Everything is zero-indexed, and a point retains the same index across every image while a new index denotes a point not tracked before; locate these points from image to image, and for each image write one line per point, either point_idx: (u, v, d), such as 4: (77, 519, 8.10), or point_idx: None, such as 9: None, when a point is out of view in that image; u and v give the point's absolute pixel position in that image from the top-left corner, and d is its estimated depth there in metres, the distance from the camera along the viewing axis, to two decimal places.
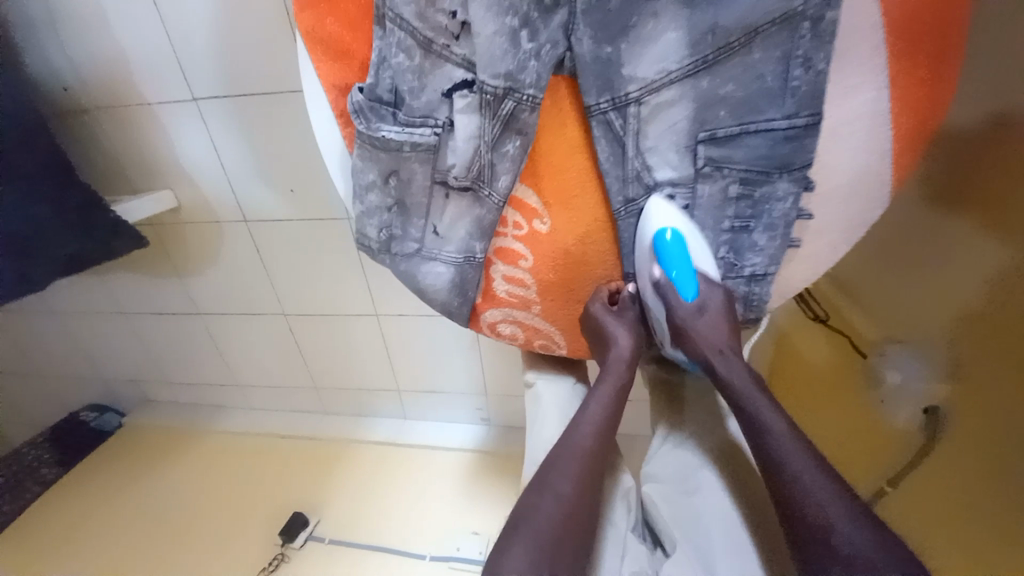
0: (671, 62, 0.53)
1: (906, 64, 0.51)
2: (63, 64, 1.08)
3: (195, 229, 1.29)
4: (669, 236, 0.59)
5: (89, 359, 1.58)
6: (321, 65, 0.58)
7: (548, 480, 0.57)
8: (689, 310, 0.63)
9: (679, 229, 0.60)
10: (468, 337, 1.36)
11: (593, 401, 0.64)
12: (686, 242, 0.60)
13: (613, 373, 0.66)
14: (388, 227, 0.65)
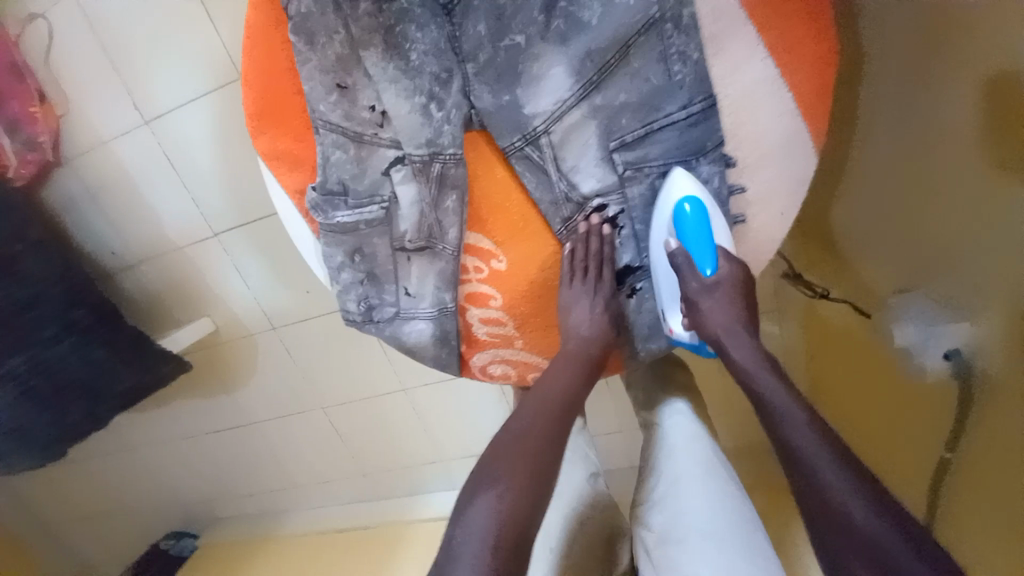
0: (563, 92, 0.59)
1: (778, 28, 0.54)
2: (111, 233, 1.31)
3: (234, 346, 1.43)
4: (688, 207, 0.58)
5: (165, 485, 1.72)
6: (283, 176, 0.67)
7: (504, 451, 0.57)
8: (701, 287, 0.61)
9: (699, 199, 0.59)
10: (493, 390, 1.38)
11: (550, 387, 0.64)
12: (706, 212, 0.59)
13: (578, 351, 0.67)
14: (366, 298, 0.72)
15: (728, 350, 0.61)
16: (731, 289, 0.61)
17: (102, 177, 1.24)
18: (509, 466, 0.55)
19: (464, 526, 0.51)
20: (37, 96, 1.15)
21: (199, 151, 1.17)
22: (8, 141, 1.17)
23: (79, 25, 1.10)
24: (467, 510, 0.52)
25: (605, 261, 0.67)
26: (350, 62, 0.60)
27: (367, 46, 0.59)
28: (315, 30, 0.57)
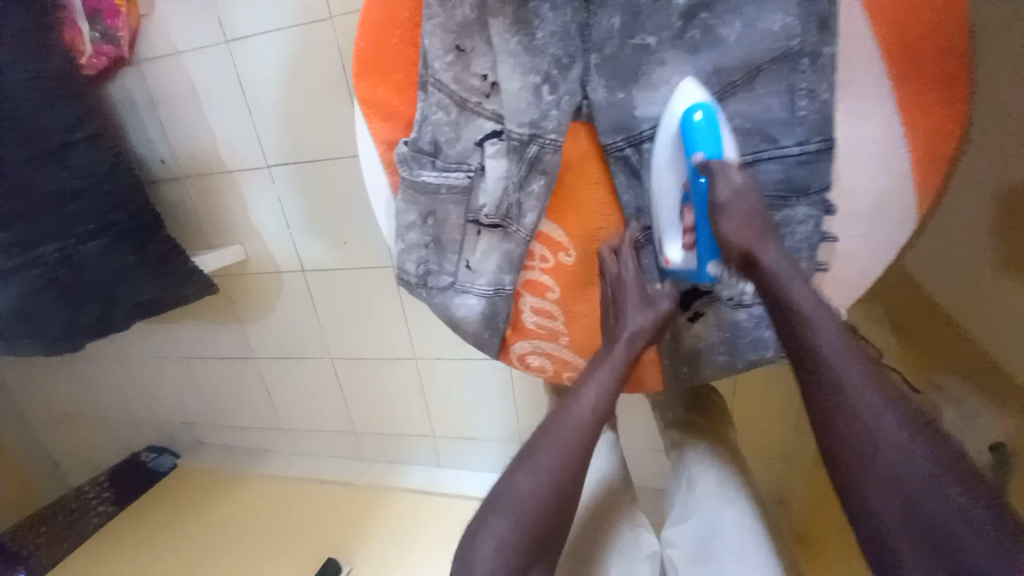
0: None
1: (909, 76, 0.52)
2: (164, 142, 1.30)
3: (258, 279, 1.43)
4: (699, 116, 0.54)
5: (156, 400, 1.72)
6: (375, 125, 0.66)
7: (528, 463, 0.54)
8: (723, 190, 0.54)
9: (710, 107, 0.55)
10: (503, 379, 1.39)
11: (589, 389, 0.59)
12: (716, 121, 0.54)
13: (614, 356, 0.61)
14: (425, 263, 0.72)
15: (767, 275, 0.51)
16: (750, 196, 0.54)
17: (169, 83, 1.23)
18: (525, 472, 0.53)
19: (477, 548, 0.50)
20: None
21: (272, 80, 1.17)
22: (86, 27, 1.08)
23: None
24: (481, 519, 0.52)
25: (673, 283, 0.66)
26: (474, 27, 0.59)
27: (496, 14, 0.58)
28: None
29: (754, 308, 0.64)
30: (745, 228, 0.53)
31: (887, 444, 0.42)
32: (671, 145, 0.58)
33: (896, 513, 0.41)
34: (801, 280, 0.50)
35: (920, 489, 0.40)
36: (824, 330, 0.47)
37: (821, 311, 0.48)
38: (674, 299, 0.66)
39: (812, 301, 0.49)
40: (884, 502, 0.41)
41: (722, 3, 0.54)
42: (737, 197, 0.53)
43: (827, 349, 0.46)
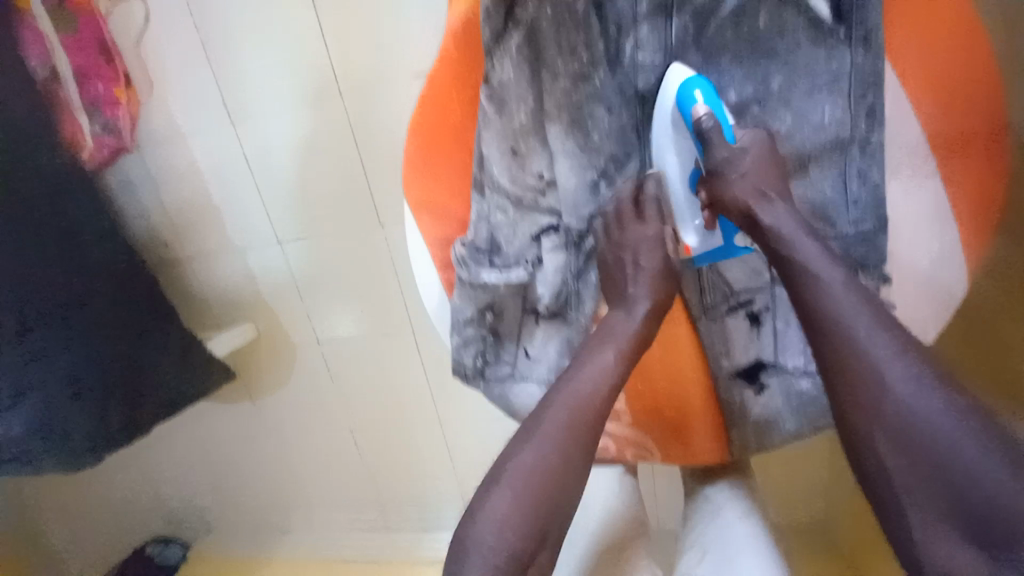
0: None
1: (958, 159, 0.54)
2: (166, 226, 1.26)
3: (271, 355, 1.37)
4: (700, 95, 0.55)
5: (162, 488, 1.61)
6: (426, 226, 0.66)
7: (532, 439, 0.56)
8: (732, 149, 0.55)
9: (709, 85, 0.56)
10: None
11: (591, 362, 0.59)
12: (719, 100, 0.56)
13: (616, 329, 0.62)
14: (483, 354, 0.70)
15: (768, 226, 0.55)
16: (761, 154, 0.55)
17: (169, 168, 1.19)
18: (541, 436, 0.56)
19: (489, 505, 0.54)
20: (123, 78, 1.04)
21: (283, 160, 1.15)
22: (86, 120, 1.00)
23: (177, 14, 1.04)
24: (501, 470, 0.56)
25: (738, 356, 0.66)
26: (530, 132, 0.59)
27: (553, 120, 0.59)
28: (507, 100, 0.56)
29: (818, 374, 0.65)
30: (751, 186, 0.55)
31: (895, 385, 0.47)
32: (669, 122, 0.59)
33: (894, 445, 0.46)
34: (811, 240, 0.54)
35: (927, 425, 0.45)
36: (836, 281, 0.51)
37: (829, 262, 0.52)
38: (740, 370, 0.67)
39: (822, 254, 0.53)
40: (886, 434, 0.47)
41: (771, 100, 0.55)
42: (738, 156, 0.55)
43: (837, 296, 0.50)
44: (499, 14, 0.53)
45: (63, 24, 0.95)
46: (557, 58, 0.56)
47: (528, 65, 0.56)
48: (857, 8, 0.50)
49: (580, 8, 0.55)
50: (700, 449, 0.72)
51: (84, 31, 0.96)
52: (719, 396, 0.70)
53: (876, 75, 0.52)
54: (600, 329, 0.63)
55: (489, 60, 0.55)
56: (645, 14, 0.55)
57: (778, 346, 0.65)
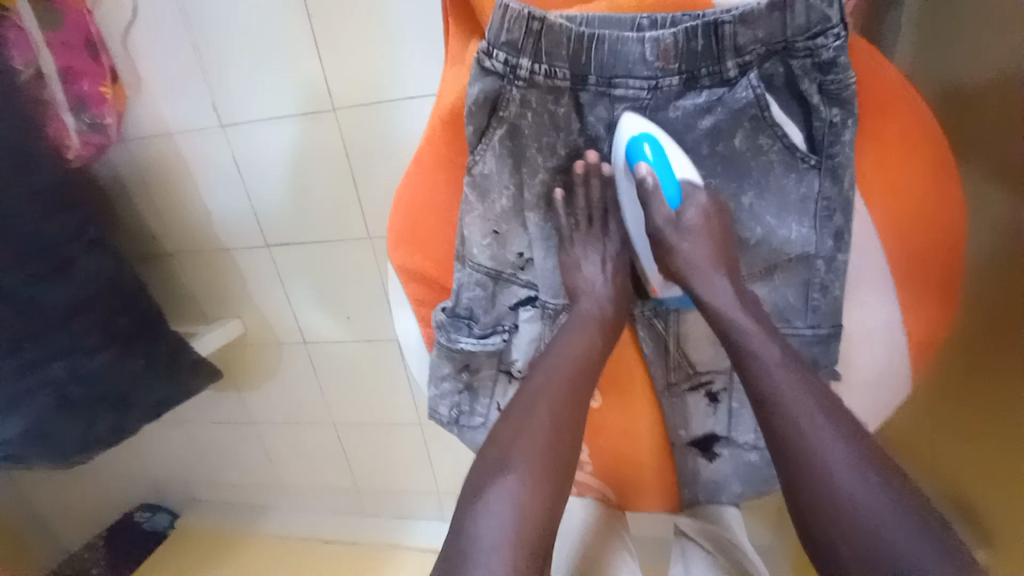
0: (720, 287, 0.59)
1: (918, 282, 0.57)
2: (153, 218, 1.26)
3: (258, 349, 1.40)
4: (647, 147, 0.57)
5: (152, 461, 1.67)
6: (409, 287, 0.69)
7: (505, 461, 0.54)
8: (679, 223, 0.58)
9: (656, 138, 0.57)
10: None
11: (564, 336, 0.62)
12: (664, 151, 0.57)
13: (584, 308, 0.64)
14: (457, 406, 0.72)
15: (712, 312, 0.58)
16: (710, 230, 0.58)
17: (158, 163, 1.19)
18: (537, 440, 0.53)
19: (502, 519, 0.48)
20: (109, 75, 1.06)
21: (273, 167, 1.14)
22: (72, 120, 1.03)
23: (168, 11, 1.02)
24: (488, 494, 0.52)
25: (693, 427, 0.71)
26: (511, 215, 0.63)
27: (532, 207, 0.63)
28: (489, 188, 0.61)
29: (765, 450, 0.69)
30: (707, 256, 0.59)
31: (827, 447, 0.49)
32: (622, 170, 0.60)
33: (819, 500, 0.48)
34: (761, 329, 0.56)
35: (858, 491, 0.47)
36: (767, 347, 0.55)
37: (763, 335, 0.56)
38: (694, 440, 0.72)
39: (757, 327, 0.57)
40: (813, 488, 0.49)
41: (743, 213, 0.60)
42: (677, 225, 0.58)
43: (767, 363, 0.54)
44: (480, 113, 0.58)
45: (46, 22, 0.98)
46: (536, 154, 0.61)
47: (509, 156, 0.61)
48: (832, 144, 0.55)
49: (560, 111, 0.59)
50: (652, 498, 0.78)
51: (70, 28, 1.00)
52: (673, 459, 0.74)
53: (843, 202, 0.56)
54: (567, 309, 0.64)
55: (471, 153, 0.60)
56: (622, 120, 0.59)
57: (731, 423, 0.70)
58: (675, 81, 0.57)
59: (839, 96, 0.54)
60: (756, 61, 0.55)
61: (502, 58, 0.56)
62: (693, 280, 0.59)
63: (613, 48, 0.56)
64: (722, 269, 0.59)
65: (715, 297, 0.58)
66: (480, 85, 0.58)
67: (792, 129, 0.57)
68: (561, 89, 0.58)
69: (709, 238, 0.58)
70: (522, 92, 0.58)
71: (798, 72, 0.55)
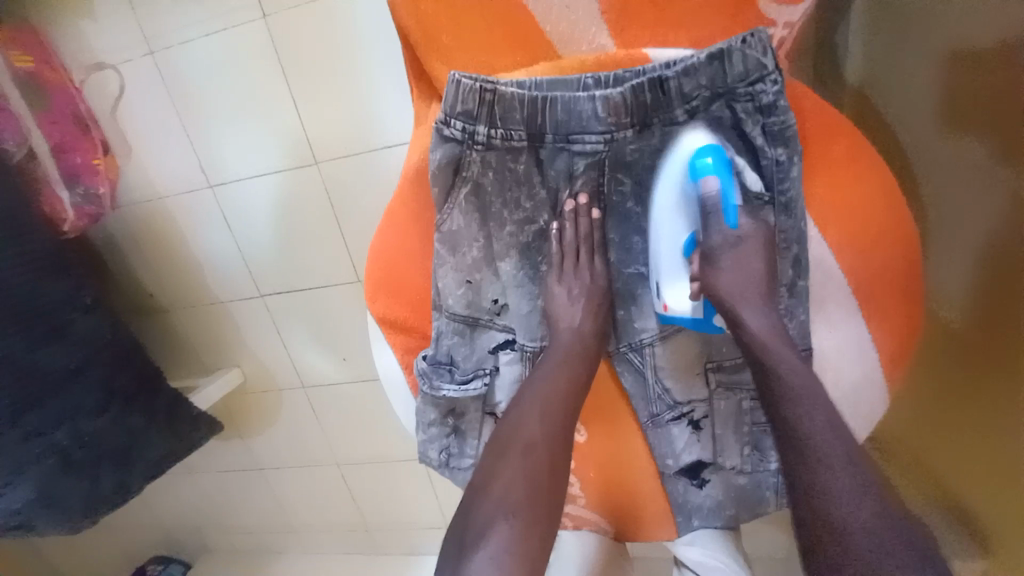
0: (743, 300, 0.57)
1: (884, 304, 0.58)
2: (149, 275, 1.30)
3: (258, 395, 1.42)
4: (710, 160, 0.56)
5: (160, 512, 1.68)
6: (391, 336, 0.71)
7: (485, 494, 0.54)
8: (729, 238, 0.57)
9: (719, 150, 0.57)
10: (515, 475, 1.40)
11: (542, 376, 0.61)
12: (728, 164, 0.57)
13: (560, 343, 0.64)
14: (446, 448, 0.73)
15: (740, 325, 0.57)
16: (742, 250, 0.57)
17: (151, 223, 1.23)
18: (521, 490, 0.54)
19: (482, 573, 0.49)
20: (101, 147, 1.12)
21: (260, 219, 1.17)
22: (65, 193, 1.08)
23: (153, 83, 1.08)
24: (475, 539, 0.51)
25: (680, 455, 0.72)
26: (483, 265, 0.65)
27: (504, 257, 0.66)
28: (459, 241, 0.63)
29: (752, 473, 0.70)
30: (736, 279, 0.56)
31: (827, 454, 0.49)
32: (681, 184, 0.59)
33: (817, 500, 0.48)
34: (787, 344, 0.56)
35: (842, 495, 0.47)
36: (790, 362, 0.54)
37: (787, 350, 0.55)
38: (682, 468, 0.72)
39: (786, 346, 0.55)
40: (812, 493, 0.49)
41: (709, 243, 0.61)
42: (729, 245, 0.57)
43: (786, 376, 0.54)
44: (444, 176, 0.61)
45: (36, 104, 1.04)
46: (501, 209, 0.63)
47: (476, 211, 0.63)
48: (782, 180, 0.57)
49: (520, 167, 0.62)
50: (650, 529, 0.77)
51: (55, 106, 1.05)
52: (665, 488, 0.74)
53: (798, 234, 0.58)
54: (546, 346, 0.65)
55: (438, 213, 0.62)
56: (581, 170, 0.62)
57: (717, 448, 0.71)
58: (629, 133, 0.59)
59: (782, 136, 0.56)
60: (702, 106, 0.58)
61: (460, 126, 0.59)
62: (739, 304, 0.56)
63: (566, 107, 0.58)
64: (761, 295, 0.57)
65: (745, 307, 0.56)
66: (441, 152, 0.60)
67: (745, 167, 0.58)
68: (518, 148, 0.61)
69: (755, 265, 0.57)
70: (482, 155, 0.60)
71: (742, 115, 0.57)
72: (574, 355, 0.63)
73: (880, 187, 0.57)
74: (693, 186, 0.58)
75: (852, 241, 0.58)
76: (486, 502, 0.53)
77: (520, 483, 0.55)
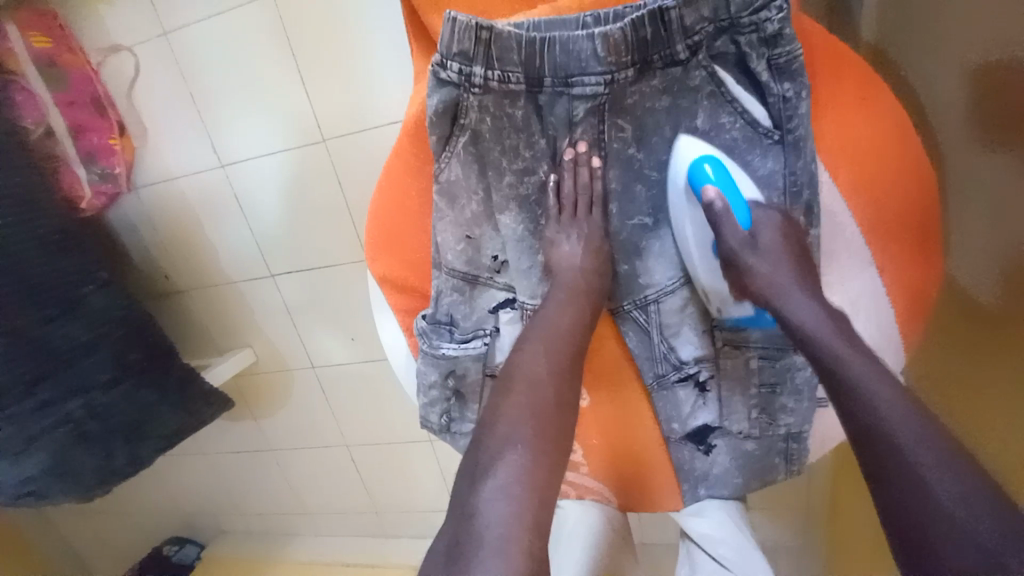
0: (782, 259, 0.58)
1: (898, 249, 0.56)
2: (163, 255, 1.33)
3: (269, 376, 1.44)
4: (708, 167, 0.59)
5: (177, 493, 1.71)
6: (391, 297, 0.71)
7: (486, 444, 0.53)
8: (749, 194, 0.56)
9: (715, 157, 0.59)
10: None
11: (549, 313, 0.62)
12: (727, 170, 0.59)
13: (563, 285, 0.63)
14: (448, 412, 0.71)
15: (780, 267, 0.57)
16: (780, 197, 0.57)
17: (164, 203, 1.25)
18: (519, 442, 0.52)
19: (475, 519, 0.48)
20: (117, 128, 1.15)
21: (269, 197, 1.19)
22: (83, 171, 1.13)
23: (166, 63, 1.10)
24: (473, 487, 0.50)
25: (686, 419, 0.70)
26: (482, 220, 0.65)
27: (502, 210, 0.65)
28: (457, 193, 0.64)
29: (761, 438, 0.68)
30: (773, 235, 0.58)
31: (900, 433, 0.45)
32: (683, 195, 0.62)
33: (899, 497, 0.44)
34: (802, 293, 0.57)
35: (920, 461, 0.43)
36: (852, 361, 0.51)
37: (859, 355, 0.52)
38: (688, 433, 0.70)
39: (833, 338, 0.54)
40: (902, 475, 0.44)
41: None
42: (749, 245, 0.59)
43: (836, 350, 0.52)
44: (442, 122, 0.61)
45: (54, 84, 1.07)
46: (500, 157, 0.63)
47: (474, 161, 0.63)
48: (790, 118, 0.56)
49: (517, 113, 0.62)
50: (656, 498, 0.75)
51: (75, 88, 1.09)
52: (670, 454, 0.73)
53: (809, 176, 0.57)
54: (547, 287, 0.65)
55: (437, 161, 0.63)
56: (581, 116, 0.62)
57: (722, 411, 0.69)
58: (629, 73, 0.58)
59: (787, 69, 0.55)
60: (706, 40, 0.57)
61: (456, 67, 0.58)
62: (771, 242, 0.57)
63: (564, 48, 0.58)
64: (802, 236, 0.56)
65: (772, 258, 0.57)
66: (438, 96, 0.60)
67: (752, 104, 0.58)
68: (516, 92, 0.60)
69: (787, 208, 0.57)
70: (479, 98, 0.60)
71: (747, 48, 0.56)
72: (573, 311, 0.62)
73: (898, 127, 0.55)
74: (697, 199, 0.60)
75: (867, 190, 0.56)
76: (485, 447, 0.52)
77: (523, 428, 0.53)
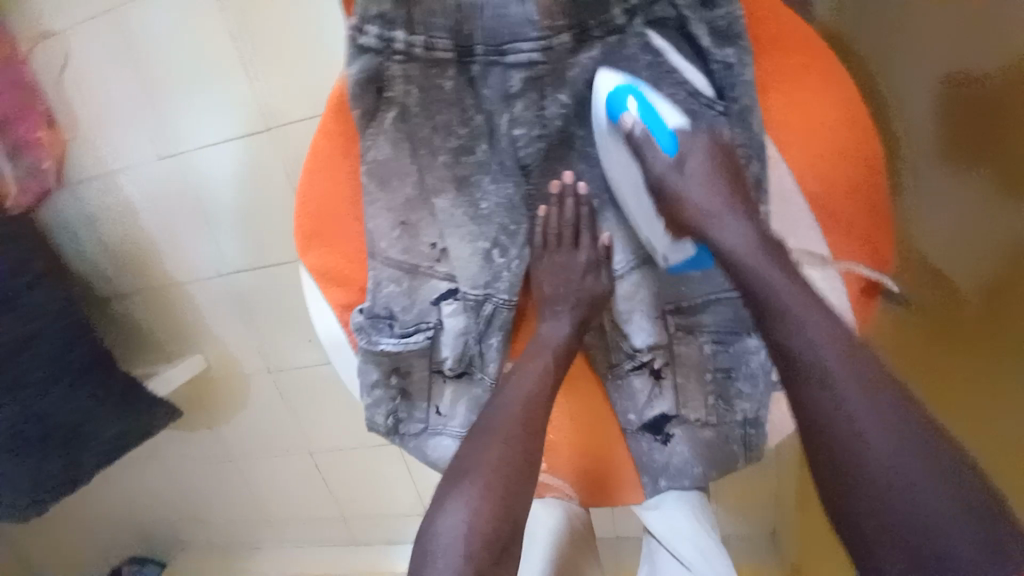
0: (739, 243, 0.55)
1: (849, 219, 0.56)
2: (103, 256, 1.24)
3: (224, 382, 1.36)
4: (632, 98, 0.56)
5: (132, 509, 1.62)
6: (327, 291, 0.65)
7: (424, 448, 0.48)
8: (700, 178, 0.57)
9: (633, 87, 0.57)
10: None
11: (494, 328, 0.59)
12: (649, 101, 0.57)
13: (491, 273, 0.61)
14: (394, 412, 0.66)
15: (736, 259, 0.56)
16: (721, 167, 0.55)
17: (101, 200, 1.17)
18: None
19: None
20: (45, 119, 1.07)
21: (215, 190, 1.12)
22: (6, 165, 1.06)
23: (94, 48, 1.02)
24: None
25: (643, 410, 0.67)
26: (417, 204, 0.61)
27: (438, 192, 0.61)
28: (388, 175, 0.60)
29: (718, 426, 0.65)
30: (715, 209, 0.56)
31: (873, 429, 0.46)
32: (606, 131, 0.59)
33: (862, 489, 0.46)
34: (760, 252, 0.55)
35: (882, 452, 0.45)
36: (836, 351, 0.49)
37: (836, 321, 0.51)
38: (645, 424, 0.67)
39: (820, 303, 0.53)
40: (864, 484, 0.46)
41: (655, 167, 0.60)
42: (678, 172, 0.58)
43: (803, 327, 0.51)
44: (366, 93, 0.57)
45: None
46: (432, 134, 0.60)
47: (405, 139, 0.60)
48: (733, 86, 0.55)
49: (447, 85, 0.59)
50: (616, 493, 0.72)
51: None
52: (628, 445, 0.70)
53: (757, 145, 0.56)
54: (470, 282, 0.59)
55: (363, 138, 0.59)
56: (518, 87, 0.59)
57: (679, 399, 0.66)
58: (566, 38, 0.57)
59: (729, 33, 0.54)
60: (642, 5, 0.56)
61: (376, 33, 0.56)
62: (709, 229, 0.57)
63: (496, 14, 0.57)
64: (741, 215, 0.56)
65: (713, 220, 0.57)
66: (359, 65, 0.57)
67: (694, 75, 0.57)
68: (445, 61, 0.58)
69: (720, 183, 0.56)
70: (403, 67, 0.58)
71: (686, 11, 0.55)
72: None
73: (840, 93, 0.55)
74: (616, 127, 0.58)
75: (814, 165, 0.55)
76: None
77: None
